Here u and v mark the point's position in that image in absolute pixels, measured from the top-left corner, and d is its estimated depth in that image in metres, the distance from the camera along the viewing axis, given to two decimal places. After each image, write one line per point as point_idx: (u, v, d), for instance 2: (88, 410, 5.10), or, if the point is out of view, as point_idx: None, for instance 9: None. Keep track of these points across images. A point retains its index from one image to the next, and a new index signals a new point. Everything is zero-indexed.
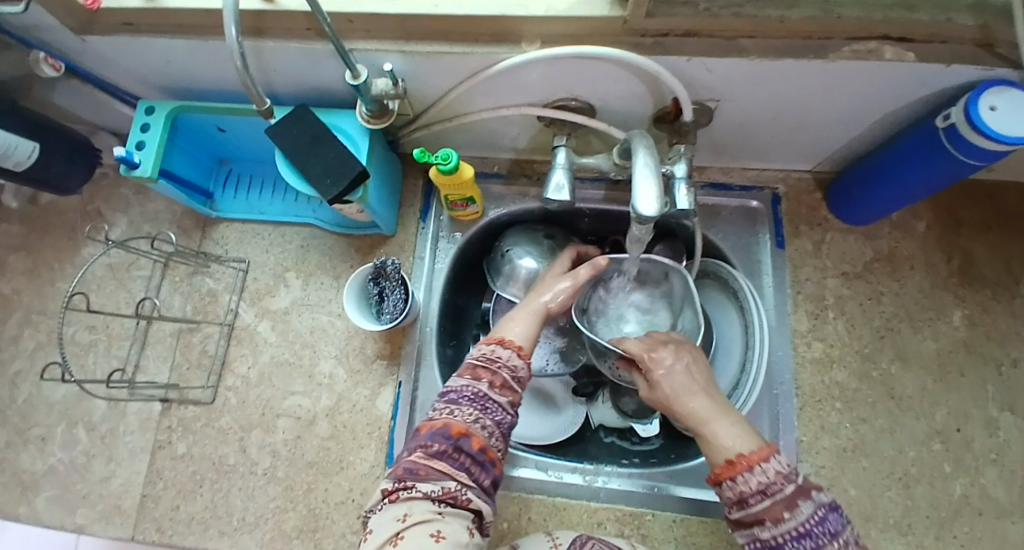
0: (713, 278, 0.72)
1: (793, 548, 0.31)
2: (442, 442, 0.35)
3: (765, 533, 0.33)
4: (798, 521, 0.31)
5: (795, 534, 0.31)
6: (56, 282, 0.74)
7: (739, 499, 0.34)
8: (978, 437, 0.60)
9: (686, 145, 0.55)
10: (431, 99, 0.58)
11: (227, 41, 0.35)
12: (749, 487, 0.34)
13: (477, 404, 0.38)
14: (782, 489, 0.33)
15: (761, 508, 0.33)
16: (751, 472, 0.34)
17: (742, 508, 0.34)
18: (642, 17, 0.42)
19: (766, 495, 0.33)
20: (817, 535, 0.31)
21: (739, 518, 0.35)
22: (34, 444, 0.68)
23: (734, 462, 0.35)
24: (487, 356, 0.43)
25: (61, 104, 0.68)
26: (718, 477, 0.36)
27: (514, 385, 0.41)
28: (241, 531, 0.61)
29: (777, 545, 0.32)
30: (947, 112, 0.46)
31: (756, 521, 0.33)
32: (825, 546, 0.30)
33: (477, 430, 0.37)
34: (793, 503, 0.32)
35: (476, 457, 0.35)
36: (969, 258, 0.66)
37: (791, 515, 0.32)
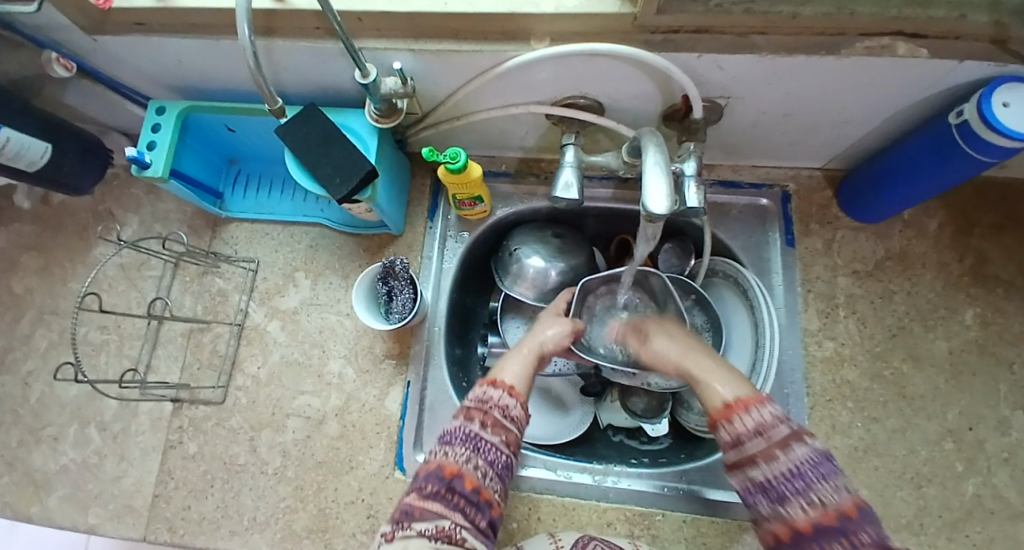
0: (722, 277, 0.72)
1: (782, 485, 0.36)
2: (434, 483, 0.38)
3: (757, 468, 0.38)
4: (786, 458, 0.36)
5: (785, 470, 0.36)
6: (68, 282, 0.74)
7: (733, 437, 0.40)
8: (991, 438, 0.59)
9: (695, 142, 0.54)
10: (439, 97, 0.58)
11: (239, 39, 0.35)
12: (742, 425, 0.40)
13: (470, 445, 0.41)
14: (773, 426, 0.39)
15: (753, 443, 0.39)
16: (746, 412, 0.40)
17: (735, 446, 0.40)
18: (653, 14, 0.42)
19: (756, 434, 0.39)
20: (808, 472, 0.35)
21: (732, 456, 0.40)
22: (46, 443, 0.68)
23: (731, 405, 0.42)
24: (479, 397, 0.46)
25: (73, 105, 0.69)
26: (716, 420, 0.43)
27: (507, 424, 0.44)
28: (251, 530, 0.61)
29: (767, 479, 0.37)
30: (960, 109, 0.46)
31: (749, 460, 0.38)
32: (813, 482, 0.35)
33: (469, 470, 0.40)
34: (783, 442, 0.37)
35: (470, 496, 0.38)
36: (982, 257, 0.66)
37: (780, 448, 0.37)
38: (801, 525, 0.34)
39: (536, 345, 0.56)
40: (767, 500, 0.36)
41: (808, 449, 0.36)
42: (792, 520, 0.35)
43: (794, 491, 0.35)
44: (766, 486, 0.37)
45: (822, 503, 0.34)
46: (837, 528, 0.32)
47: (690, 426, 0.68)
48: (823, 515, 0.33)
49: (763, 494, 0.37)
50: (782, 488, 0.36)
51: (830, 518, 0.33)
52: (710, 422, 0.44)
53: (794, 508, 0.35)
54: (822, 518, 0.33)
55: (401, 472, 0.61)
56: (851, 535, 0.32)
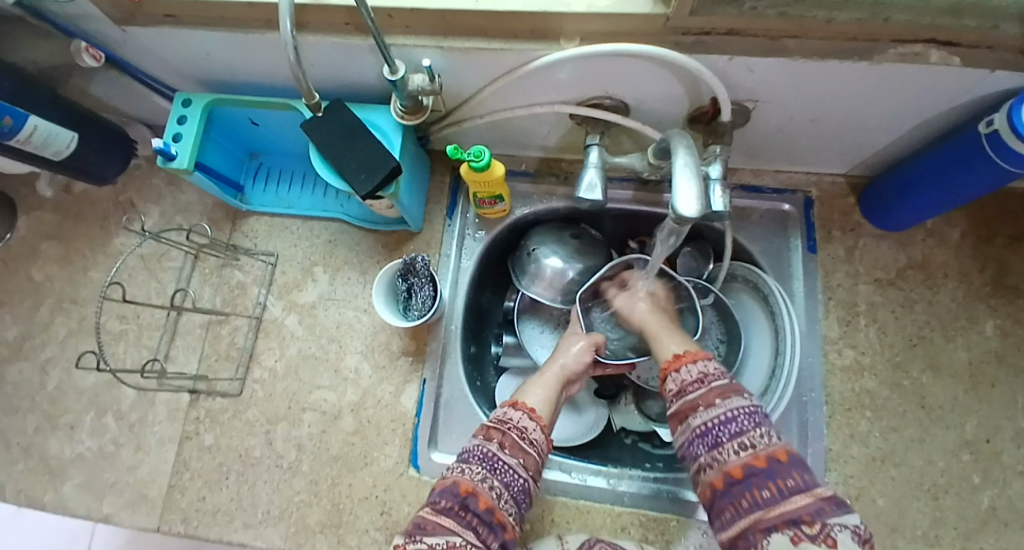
0: (741, 282, 0.72)
1: (719, 429, 0.42)
2: (449, 500, 0.40)
3: (700, 416, 0.44)
4: (726, 407, 0.43)
5: (723, 417, 0.42)
6: (89, 271, 0.75)
7: (681, 388, 0.47)
8: (1007, 450, 0.59)
9: (721, 145, 0.54)
10: (464, 95, 0.58)
11: (282, 34, 0.36)
12: (690, 377, 0.47)
13: (487, 464, 0.43)
14: (718, 382, 0.45)
15: (699, 393, 0.45)
16: (695, 367, 0.48)
17: (682, 397, 0.47)
18: (685, 15, 0.42)
19: (702, 384, 0.46)
20: (741, 418, 0.41)
21: (678, 408, 0.46)
22: (63, 431, 0.69)
23: (682, 357, 0.50)
24: (499, 418, 0.48)
25: (99, 96, 0.69)
26: (667, 374, 0.50)
27: (525, 447, 0.45)
28: (265, 523, 0.62)
29: (708, 426, 0.43)
30: (991, 117, 0.45)
31: (692, 408, 0.45)
32: (748, 429, 0.41)
33: (484, 490, 0.41)
34: (725, 393, 0.44)
35: (482, 516, 0.39)
36: (1003, 268, 0.65)
37: (724, 401, 0.43)
38: (733, 469, 0.39)
39: (560, 368, 0.56)
40: (707, 447, 0.42)
41: (745, 400, 0.43)
42: (726, 465, 0.40)
43: (730, 435, 0.41)
44: (707, 432, 0.42)
45: (752, 446, 0.39)
46: (765, 470, 0.38)
47: None
48: (753, 457, 0.39)
49: (703, 441, 0.42)
50: (719, 434, 0.41)
51: (761, 461, 0.38)
52: (662, 376, 0.51)
53: (728, 450, 0.40)
54: (753, 460, 0.39)
55: (415, 470, 0.61)
56: (777, 480, 0.37)
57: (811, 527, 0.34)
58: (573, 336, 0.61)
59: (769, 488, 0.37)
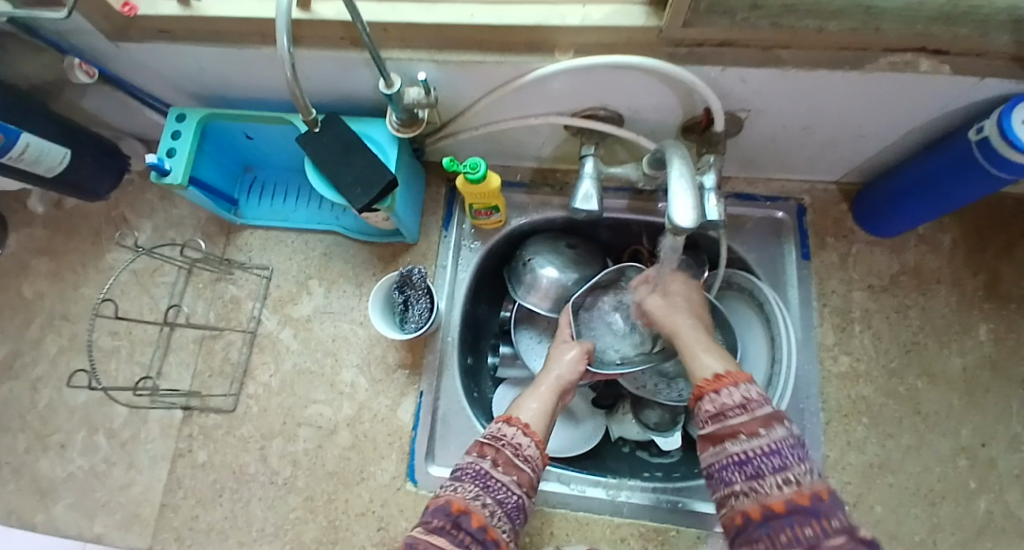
0: (737, 289, 0.71)
1: (761, 460, 0.38)
2: (441, 518, 0.39)
3: (739, 444, 0.40)
4: (770, 438, 0.39)
5: (766, 448, 0.39)
6: (80, 287, 0.74)
7: (718, 410, 0.43)
8: (1004, 455, 0.58)
9: (715, 155, 0.55)
10: (459, 108, 0.58)
11: (278, 50, 0.35)
12: (730, 400, 0.43)
13: (479, 482, 0.42)
14: (761, 408, 0.41)
15: (740, 419, 0.41)
16: (735, 389, 0.43)
17: (718, 421, 0.43)
18: (679, 27, 0.42)
19: (744, 411, 0.42)
20: (785, 451, 0.38)
21: (713, 431, 0.42)
22: (53, 450, 0.67)
23: (721, 377, 0.45)
24: (493, 434, 0.47)
25: (92, 111, 0.69)
26: (702, 393, 0.46)
27: (519, 464, 0.45)
28: (260, 542, 0.60)
29: (748, 456, 0.39)
30: (981, 125, 0.46)
31: (729, 434, 0.41)
32: (792, 463, 0.38)
33: (477, 507, 0.40)
34: (769, 422, 0.40)
35: (476, 534, 0.38)
36: (995, 275, 0.65)
37: (767, 430, 0.40)
38: (774, 503, 0.36)
39: (555, 380, 0.56)
40: (743, 475, 0.39)
41: (790, 431, 0.40)
42: (765, 498, 0.37)
43: (771, 467, 0.38)
44: (745, 461, 0.39)
45: (796, 482, 0.37)
46: (809, 508, 0.35)
47: None
48: (797, 494, 0.36)
49: (739, 469, 0.39)
50: (760, 465, 0.38)
51: (805, 499, 0.35)
52: (695, 394, 0.46)
53: (769, 484, 0.37)
54: (796, 497, 0.36)
55: (413, 484, 0.60)
56: (822, 519, 0.34)
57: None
58: (566, 346, 0.61)
59: (812, 527, 0.34)
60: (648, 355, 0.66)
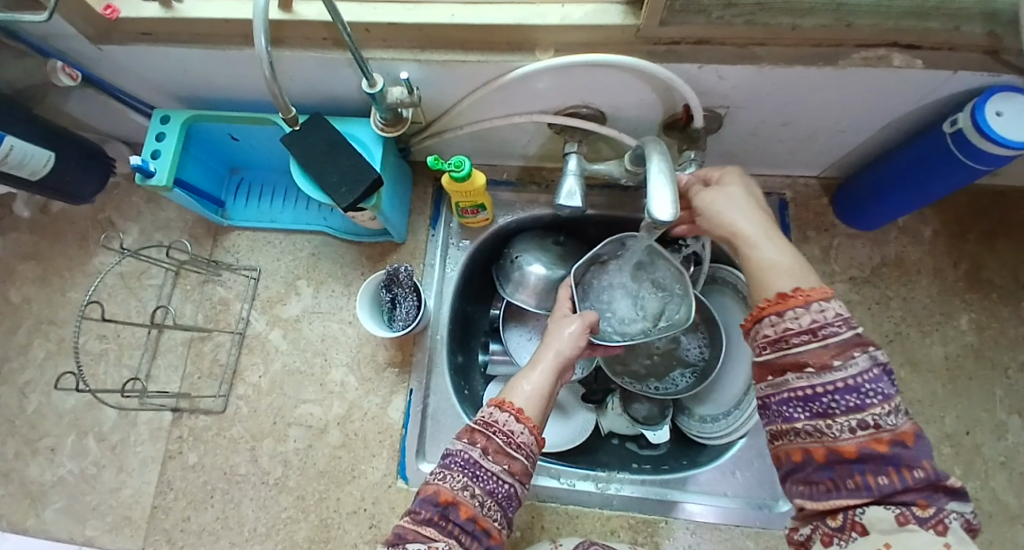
0: (722, 284, 0.73)
1: (832, 398, 0.30)
2: (429, 510, 0.40)
3: (806, 379, 0.32)
4: (848, 372, 0.30)
5: (842, 386, 0.30)
6: (67, 291, 0.74)
7: (779, 337, 0.34)
8: (988, 441, 0.60)
9: (695, 151, 0.56)
10: (443, 106, 0.59)
11: (257, 50, 0.36)
12: (797, 326, 0.33)
13: (468, 471, 0.42)
14: (836, 334, 0.32)
15: (807, 350, 0.32)
16: (805, 311, 0.33)
17: (779, 349, 0.34)
18: (656, 25, 0.43)
19: (813, 338, 0.32)
20: (865, 389, 0.30)
21: (772, 360, 0.34)
22: (42, 455, 0.67)
23: (787, 298, 0.34)
24: (484, 419, 0.45)
25: (76, 114, 0.69)
26: (761, 314, 0.35)
27: (510, 452, 0.44)
28: (252, 541, 0.61)
29: (815, 392, 0.31)
30: (954, 118, 0.47)
31: (793, 366, 0.32)
32: (871, 404, 0.30)
33: (465, 498, 0.41)
34: (846, 352, 0.31)
35: (464, 525, 0.40)
36: (976, 264, 0.67)
37: (842, 364, 0.31)
38: (845, 448, 0.30)
39: (553, 357, 0.53)
40: (808, 414, 0.32)
41: (874, 360, 0.30)
42: (834, 442, 0.31)
43: (845, 407, 0.30)
44: (812, 397, 0.31)
45: (874, 426, 0.30)
46: (889, 457, 0.29)
47: (692, 432, 0.70)
48: (873, 439, 0.29)
49: (804, 407, 0.32)
50: (831, 404, 0.30)
51: (884, 446, 0.29)
52: (751, 315, 0.37)
53: (840, 427, 0.30)
54: (873, 442, 0.29)
55: (404, 481, 0.61)
56: (901, 468, 0.28)
57: (923, 510, 0.28)
58: (567, 321, 0.57)
59: (888, 476, 0.29)
60: (648, 330, 0.64)
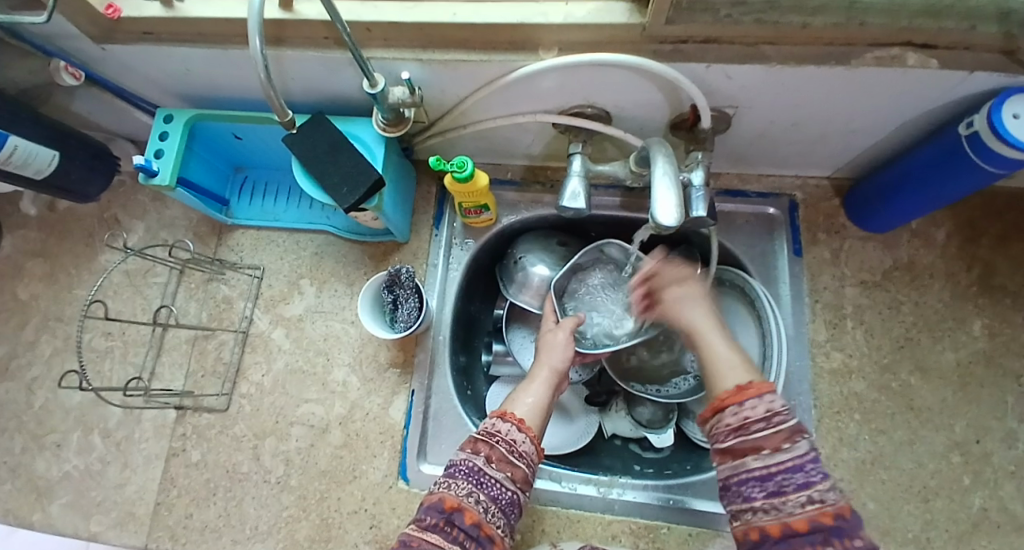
0: (728, 286, 0.72)
1: (785, 477, 0.37)
2: (434, 516, 0.39)
3: (761, 460, 0.38)
4: (795, 454, 0.38)
5: (790, 464, 0.37)
6: (73, 289, 0.74)
7: (741, 424, 0.40)
8: (999, 450, 0.58)
9: (703, 151, 0.55)
10: (447, 106, 0.58)
11: (252, 52, 0.35)
12: (755, 414, 0.40)
13: (473, 479, 0.42)
14: (785, 421, 0.39)
15: (763, 434, 0.39)
16: (760, 401, 0.41)
17: (741, 435, 0.40)
18: (662, 24, 0.42)
19: (768, 425, 0.39)
20: (809, 467, 0.37)
21: (734, 445, 0.40)
22: (49, 450, 0.68)
23: (744, 389, 0.42)
24: (487, 430, 0.46)
25: (82, 112, 0.69)
26: (724, 404, 0.43)
27: (512, 460, 0.44)
28: (254, 540, 0.61)
29: (769, 471, 0.38)
30: (970, 119, 0.45)
31: (752, 449, 0.39)
32: (816, 481, 0.36)
33: (470, 504, 0.40)
34: (793, 437, 0.38)
35: (469, 531, 0.39)
36: (990, 268, 0.65)
37: (792, 446, 0.38)
38: (796, 523, 0.35)
39: (549, 372, 0.55)
40: (764, 492, 0.37)
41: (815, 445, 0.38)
42: (787, 516, 0.36)
43: (795, 485, 0.36)
44: (768, 477, 0.37)
45: (820, 501, 0.36)
46: (833, 528, 0.34)
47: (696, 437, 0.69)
48: (820, 513, 0.35)
49: (761, 485, 0.38)
50: (783, 483, 0.37)
51: (829, 519, 0.35)
52: (713, 405, 0.44)
53: (792, 503, 0.36)
54: (819, 516, 0.35)
55: (404, 482, 0.61)
56: (845, 539, 0.34)
57: None
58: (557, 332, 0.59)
59: (835, 547, 0.34)
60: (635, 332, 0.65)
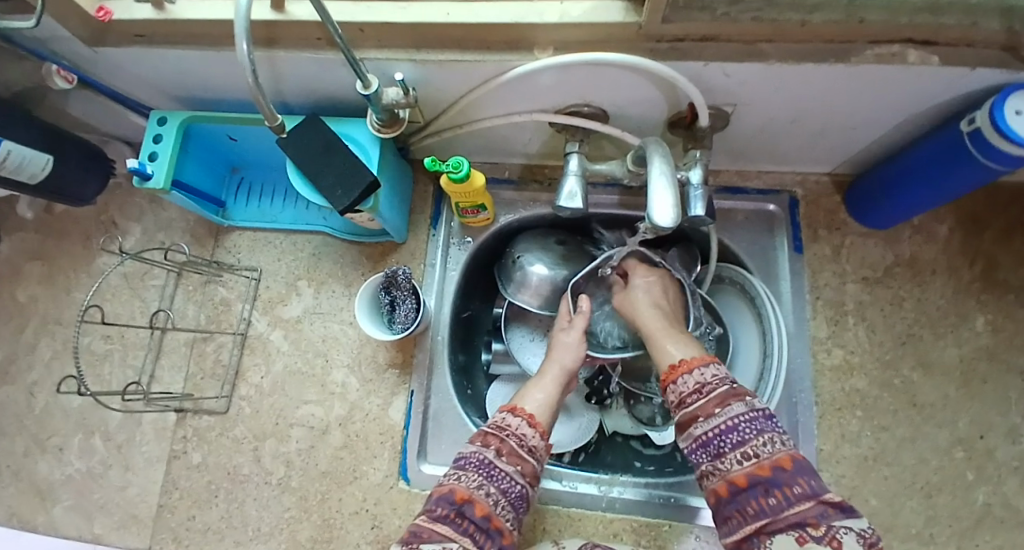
0: (729, 283, 0.71)
1: (720, 439, 0.41)
2: (445, 507, 0.39)
3: (700, 427, 0.43)
4: (726, 416, 0.42)
5: (723, 426, 0.42)
6: (71, 292, 0.74)
7: (680, 400, 0.46)
8: (1002, 446, 0.58)
9: (701, 149, 0.54)
10: (443, 105, 0.58)
11: (239, 57, 0.35)
12: (687, 388, 0.46)
13: (483, 471, 0.43)
14: (717, 388, 0.44)
15: (698, 404, 0.44)
16: (691, 376, 0.46)
17: (683, 409, 0.46)
18: (658, 23, 0.41)
19: (700, 395, 0.44)
20: (741, 426, 0.41)
21: (679, 420, 0.45)
22: (51, 453, 0.68)
23: (678, 368, 0.48)
24: (497, 424, 0.47)
25: (75, 115, 0.68)
26: (666, 384, 0.48)
27: (522, 454, 0.45)
28: (256, 541, 0.61)
29: (708, 436, 0.42)
30: (972, 115, 0.45)
31: (692, 420, 0.44)
32: (751, 437, 0.40)
33: (481, 497, 0.41)
34: (725, 401, 0.43)
35: (480, 523, 0.39)
36: (992, 263, 0.65)
37: (723, 409, 0.42)
38: (736, 479, 0.39)
39: (560, 370, 0.55)
40: (709, 457, 0.42)
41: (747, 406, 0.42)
42: (729, 475, 0.40)
43: (731, 445, 0.41)
44: (708, 443, 0.42)
45: (755, 456, 0.39)
46: (770, 479, 0.38)
47: None
48: (757, 467, 0.39)
49: (705, 451, 0.42)
50: (720, 445, 0.41)
51: (765, 470, 0.38)
52: (663, 387, 0.50)
53: (731, 461, 0.40)
54: (756, 469, 0.39)
55: (406, 482, 0.61)
56: (783, 487, 0.37)
57: (812, 524, 0.35)
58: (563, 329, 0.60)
59: (774, 496, 0.37)
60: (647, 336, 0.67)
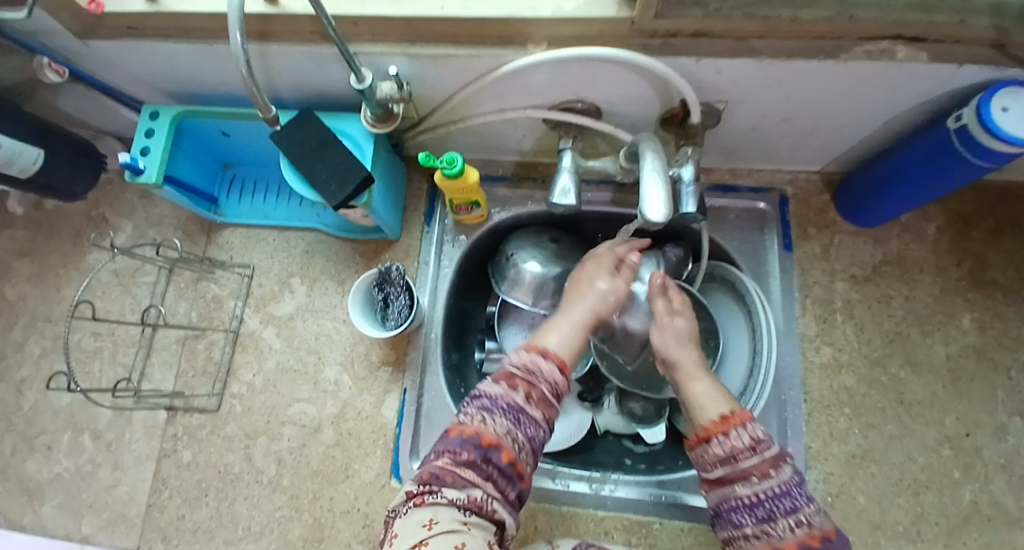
0: (719, 282, 0.71)
1: (772, 502, 0.35)
2: (471, 452, 0.34)
3: (748, 487, 0.36)
4: (780, 480, 0.36)
5: (778, 490, 0.35)
6: (61, 289, 0.73)
7: (729, 454, 0.39)
8: (989, 444, 0.59)
9: (693, 146, 0.55)
10: (437, 101, 0.58)
11: (232, 46, 0.35)
12: (741, 442, 0.39)
13: (511, 415, 0.37)
14: (770, 448, 0.38)
15: (749, 461, 0.37)
16: (744, 430, 0.39)
17: (727, 464, 0.39)
18: (651, 18, 0.42)
19: (753, 452, 0.38)
20: (795, 492, 0.35)
21: (722, 474, 0.38)
22: (40, 452, 0.67)
23: (728, 419, 0.41)
24: (527, 366, 0.41)
25: (66, 110, 0.68)
26: (709, 434, 0.41)
27: (551, 401, 0.40)
28: (247, 540, 0.61)
29: (757, 497, 0.36)
30: (959, 113, 0.45)
31: (740, 476, 0.37)
32: (803, 505, 0.34)
33: (509, 442, 0.36)
34: (779, 463, 0.37)
35: (505, 469, 0.35)
36: (981, 262, 0.65)
37: (777, 472, 0.36)
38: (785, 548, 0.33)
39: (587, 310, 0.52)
40: (754, 519, 0.35)
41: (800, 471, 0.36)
42: (778, 542, 0.33)
43: (783, 510, 0.34)
44: (756, 503, 0.36)
45: (808, 524, 0.33)
46: None
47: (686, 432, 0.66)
48: (808, 537, 0.33)
49: (750, 511, 0.36)
50: (772, 508, 0.35)
51: (817, 541, 0.32)
52: (698, 436, 0.42)
53: (781, 527, 0.34)
54: (808, 539, 0.32)
55: (397, 481, 0.60)
56: None
57: None
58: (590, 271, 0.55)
59: None
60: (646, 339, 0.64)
